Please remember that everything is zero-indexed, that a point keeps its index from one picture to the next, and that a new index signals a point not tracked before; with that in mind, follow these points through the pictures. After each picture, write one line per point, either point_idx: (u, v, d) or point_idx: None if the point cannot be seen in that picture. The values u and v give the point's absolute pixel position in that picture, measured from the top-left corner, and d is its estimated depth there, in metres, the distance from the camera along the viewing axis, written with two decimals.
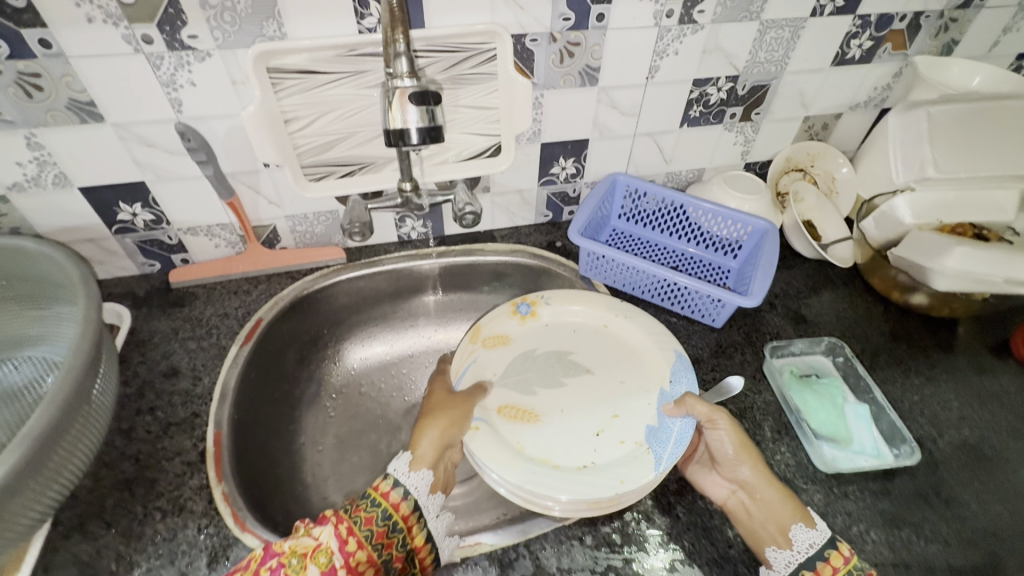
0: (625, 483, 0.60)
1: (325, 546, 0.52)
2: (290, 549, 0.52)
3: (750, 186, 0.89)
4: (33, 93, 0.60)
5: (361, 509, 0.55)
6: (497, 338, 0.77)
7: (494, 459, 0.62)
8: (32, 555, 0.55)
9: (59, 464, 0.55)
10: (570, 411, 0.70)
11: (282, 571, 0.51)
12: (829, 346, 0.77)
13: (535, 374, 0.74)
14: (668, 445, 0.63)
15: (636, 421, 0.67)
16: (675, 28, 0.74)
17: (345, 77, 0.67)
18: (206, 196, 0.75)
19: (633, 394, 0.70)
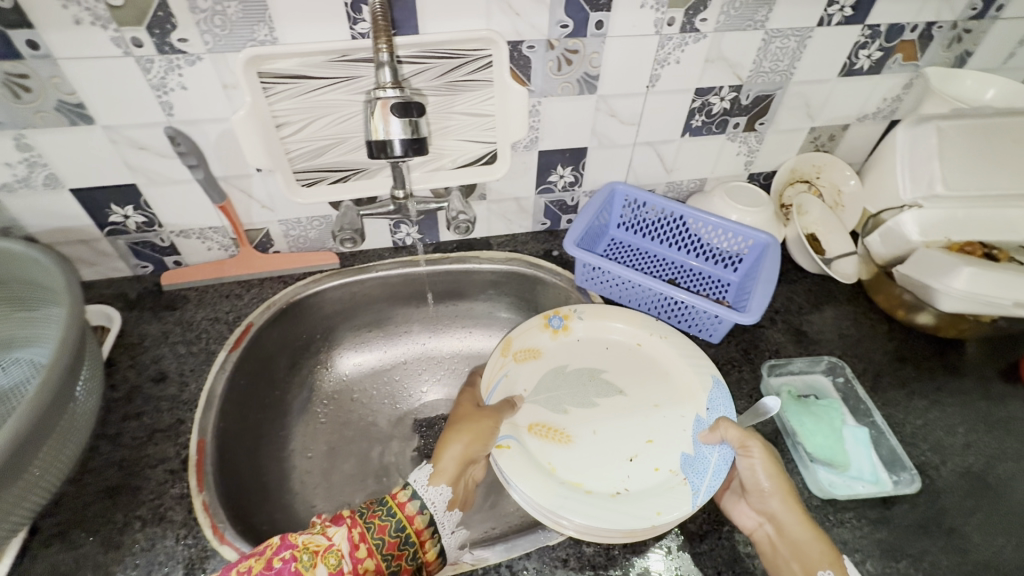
0: (661, 513, 0.59)
1: (337, 547, 0.53)
2: (302, 544, 0.52)
3: (753, 198, 0.87)
4: (23, 94, 0.60)
5: (376, 516, 0.56)
6: (527, 352, 0.74)
7: (524, 480, 0.61)
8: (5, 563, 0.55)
9: (39, 469, 0.55)
10: (602, 432, 0.68)
11: (292, 566, 0.50)
12: (830, 366, 0.75)
13: (566, 392, 0.72)
14: (705, 476, 0.61)
15: (671, 448, 0.65)
16: (677, 37, 0.72)
17: (337, 82, 0.66)
18: (198, 199, 0.75)
19: (670, 418, 0.68)
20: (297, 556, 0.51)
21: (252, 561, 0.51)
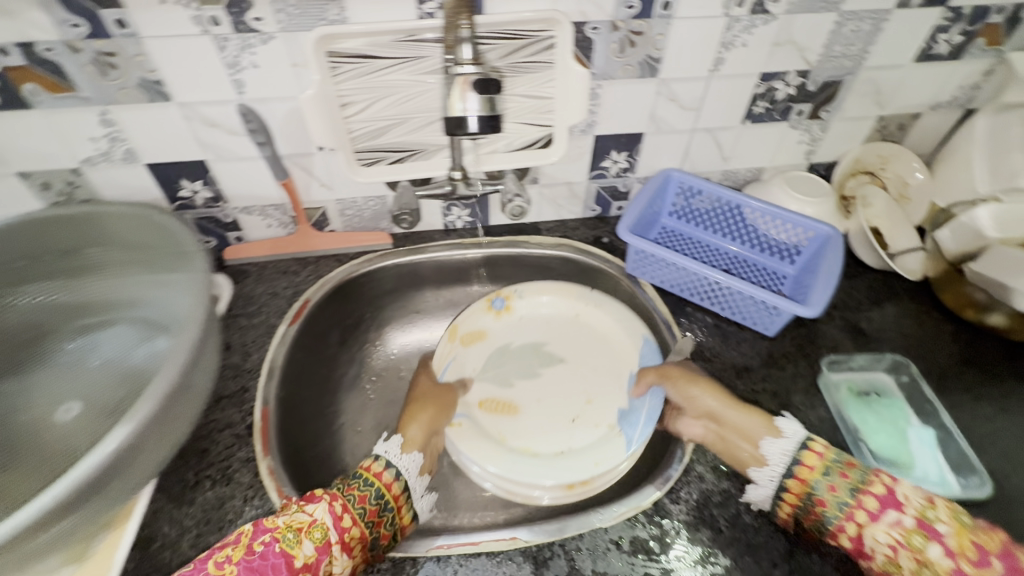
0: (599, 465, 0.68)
1: (319, 522, 0.54)
2: (283, 525, 0.54)
3: (814, 189, 0.84)
4: (109, 71, 0.62)
5: (353, 489, 0.58)
6: (473, 335, 0.82)
7: (474, 450, 0.70)
8: (141, 507, 0.59)
9: (170, 431, 0.58)
10: (545, 399, 0.77)
11: (277, 546, 0.52)
12: (893, 364, 0.72)
13: (512, 367, 0.81)
14: (637, 426, 0.71)
15: (607, 406, 0.75)
16: (746, 19, 0.70)
17: (402, 62, 0.67)
18: (262, 177, 0.77)
19: (603, 380, 0.78)
20: (280, 535, 0.53)
21: (231, 549, 0.52)
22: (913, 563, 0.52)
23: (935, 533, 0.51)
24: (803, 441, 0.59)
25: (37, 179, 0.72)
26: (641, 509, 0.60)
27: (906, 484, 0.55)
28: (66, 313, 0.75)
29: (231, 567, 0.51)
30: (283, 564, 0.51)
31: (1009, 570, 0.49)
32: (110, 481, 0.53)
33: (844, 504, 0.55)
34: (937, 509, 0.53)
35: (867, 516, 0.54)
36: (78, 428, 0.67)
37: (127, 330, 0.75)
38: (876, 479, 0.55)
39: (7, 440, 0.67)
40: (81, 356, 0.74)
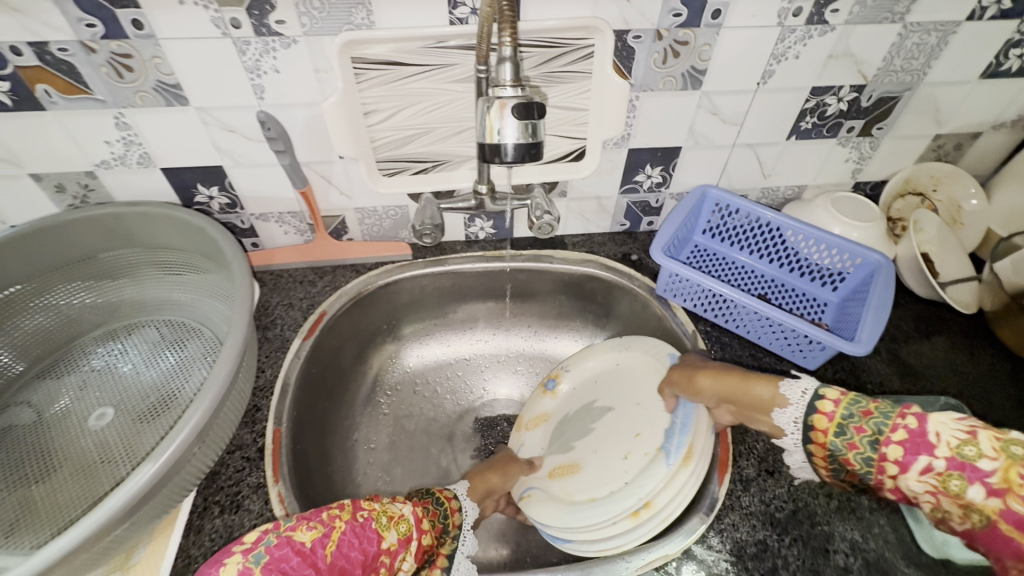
0: (648, 490, 0.62)
1: (406, 517, 0.54)
2: (379, 509, 0.54)
3: (862, 212, 0.79)
4: (124, 73, 0.59)
5: (427, 501, 0.59)
6: (535, 417, 0.80)
7: (547, 517, 0.66)
8: (183, 516, 0.57)
9: (214, 439, 0.56)
10: (602, 449, 0.72)
11: (372, 525, 0.52)
12: (945, 409, 0.65)
13: (569, 432, 0.77)
14: (678, 436, 0.65)
15: (656, 429, 0.69)
16: (801, 29, 0.65)
17: (430, 70, 0.63)
18: (280, 184, 0.74)
19: (649, 410, 0.72)
20: (376, 513, 0.53)
21: (338, 509, 0.53)
22: (956, 507, 0.46)
23: (974, 473, 0.44)
24: (811, 403, 0.55)
25: (50, 181, 0.70)
26: (669, 557, 0.57)
27: (935, 419, 0.47)
28: (97, 318, 0.73)
29: (339, 523, 0.51)
30: (375, 541, 0.51)
31: None
32: (153, 496, 0.50)
33: (870, 457, 0.50)
34: (977, 442, 0.44)
35: (897, 466, 0.48)
36: (107, 437, 0.62)
37: (157, 333, 0.71)
38: (896, 425, 0.49)
39: (31, 448, 0.62)
40: (107, 361, 0.69)
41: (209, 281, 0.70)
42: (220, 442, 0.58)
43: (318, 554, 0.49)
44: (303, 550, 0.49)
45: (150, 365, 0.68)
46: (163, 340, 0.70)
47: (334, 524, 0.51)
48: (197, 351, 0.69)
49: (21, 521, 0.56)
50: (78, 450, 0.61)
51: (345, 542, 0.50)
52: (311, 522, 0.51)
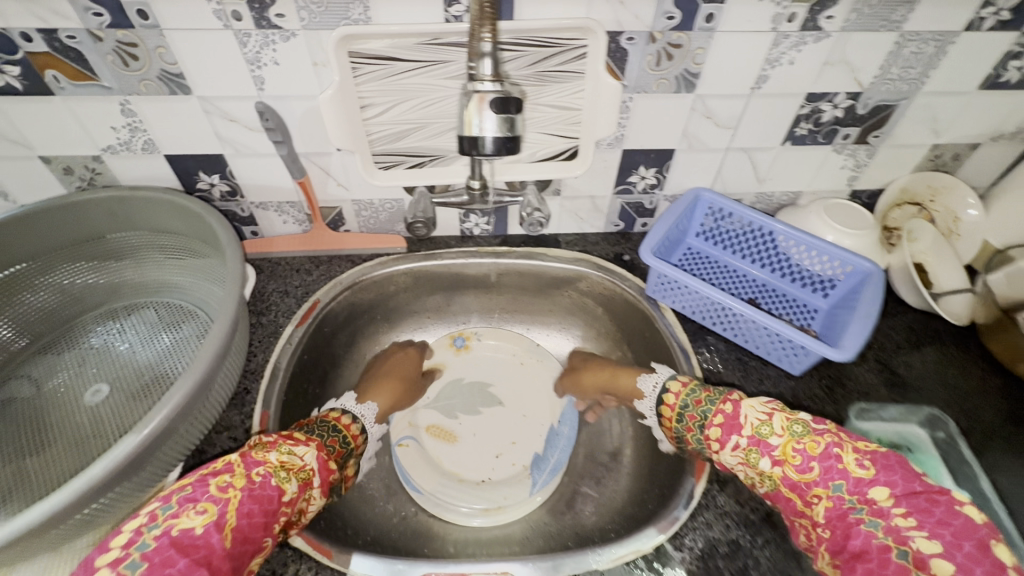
0: (507, 501, 0.74)
1: (308, 464, 0.58)
2: (275, 463, 0.55)
3: (856, 219, 0.79)
4: (130, 62, 0.62)
5: (323, 429, 0.64)
6: (433, 365, 0.87)
7: (415, 471, 0.76)
8: (169, 488, 0.59)
9: (200, 413, 0.58)
10: (482, 435, 0.81)
11: (272, 480, 0.53)
12: (929, 419, 0.66)
13: (458, 401, 0.84)
14: (544, 472, 0.77)
15: (529, 450, 0.80)
16: (795, 35, 0.65)
17: (425, 66, 0.64)
18: (280, 174, 0.76)
19: (531, 425, 0.82)
20: (275, 469, 0.54)
21: (230, 476, 0.52)
22: (754, 476, 0.57)
23: (766, 448, 0.56)
24: (660, 395, 0.68)
25: (59, 164, 0.72)
26: (642, 553, 0.57)
27: (748, 406, 0.60)
28: (100, 298, 0.75)
29: (233, 493, 0.51)
30: (276, 498, 0.53)
31: (826, 473, 0.53)
32: (136, 467, 0.51)
33: (698, 436, 0.62)
34: (771, 424, 0.57)
35: (715, 443, 0.60)
36: (102, 411, 0.65)
37: (155, 315, 0.73)
38: (717, 411, 0.61)
39: (32, 418, 0.64)
40: (105, 340, 0.71)
41: (208, 264, 0.72)
42: (206, 421, 0.60)
43: (212, 538, 0.48)
44: (194, 538, 0.47)
45: (145, 346, 0.70)
46: (160, 321, 0.72)
47: (227, 497, 0.51)
48: (192, 333, 0.71)
49: (16, 489, 0.59)
50: (74, 423, 0.64)
51: (244, 510, 0.51)
52: (197, 505, 0.49)
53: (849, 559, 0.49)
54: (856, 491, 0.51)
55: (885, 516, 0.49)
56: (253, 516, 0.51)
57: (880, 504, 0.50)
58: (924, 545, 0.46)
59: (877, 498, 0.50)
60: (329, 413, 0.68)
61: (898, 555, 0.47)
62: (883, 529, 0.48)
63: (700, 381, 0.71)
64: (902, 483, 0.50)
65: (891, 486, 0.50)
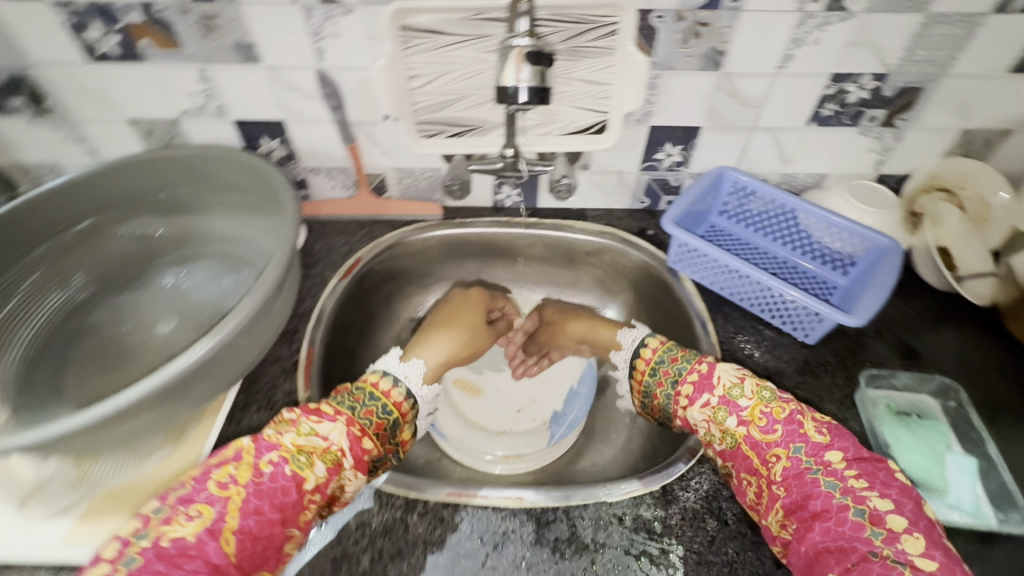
0: (525, 450, 0.79)
1: (334, 446, 0.56)
2: (291, 448, 0.55)
3: (878, 199, 0.80)
4: (211, 32, 0.70)
5: (361, 400, 0.62)
6: None
7: (441, 419, 0.82)
8: (228, 403, 0.66)
9: (255, 340, 0.64)
10: (505, 390, 0.86)
11: (287, 467, 0.53)
12: (940, 387, 0.68)
13: (484, 359, 0.89)
14: (563, 427, 0.81)
15: (548, 406, 0.84)
16: (820, 15, 0.68)
17: (468, 40, 0.70)
18: (332, 140, 0.83)
19: (552, 384, 0.86)
20: (290, 458, 0.53)
21: (234, 470, 0.52)
22: (717, 433, 0.58)
23: (735, 407, 0.58)
24: (636, 349, 0.71)
25: (143, 126, 0.82)
26: (652, 492, 0.60)
27: (721, 367, 0.62)
28: (169, 246, 0.84)
29: (235, 490, 0.51)
30: (292, 488, 0.52)
31: (788, 435, 0.55)
32: (196, 377, 0.57)
33: (670, 390, 0.64)
34: (742, 386, 0.59)
35: (687, 399, 0.62)
36: (171, 341, 0.73)
37: (218, 262, 0.82)
38: (693, 368, 0.63)
39: (115, 344, 0.74)
40: (175, 282, 0.80)
41: (268, 219, 0.80)
42: (258, 351, 0.66)
43: (207, 547, 0.47)
44: (186, 547, 0.47)
45: (209, 287, 0.79)
46: (222, 268, 0.81)
47: (228, 494, 0.50)
48: (249, 279, 0.78)
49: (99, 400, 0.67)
50: (147, 350, 0.73)
51: (247, 506, 0.50)
52: (191, 508, 0.49)
53: (805, 516, 0.51)
54: (814, 453, 0.53)
55: (841, 478, 0.51)
56: (264, 509, 0.50)
57: (834, 465, 0.52)
58: (878, 504, 0.49)
59: (832, 460, 0.52)
60: (367, 379, 0.65)
61: (854, 513, 0.49)
62: (839, 490, 0.50)
63: (715, 344, 0.75)
64: (852, 449, 0.53)
65: (845, 451, 0.53)
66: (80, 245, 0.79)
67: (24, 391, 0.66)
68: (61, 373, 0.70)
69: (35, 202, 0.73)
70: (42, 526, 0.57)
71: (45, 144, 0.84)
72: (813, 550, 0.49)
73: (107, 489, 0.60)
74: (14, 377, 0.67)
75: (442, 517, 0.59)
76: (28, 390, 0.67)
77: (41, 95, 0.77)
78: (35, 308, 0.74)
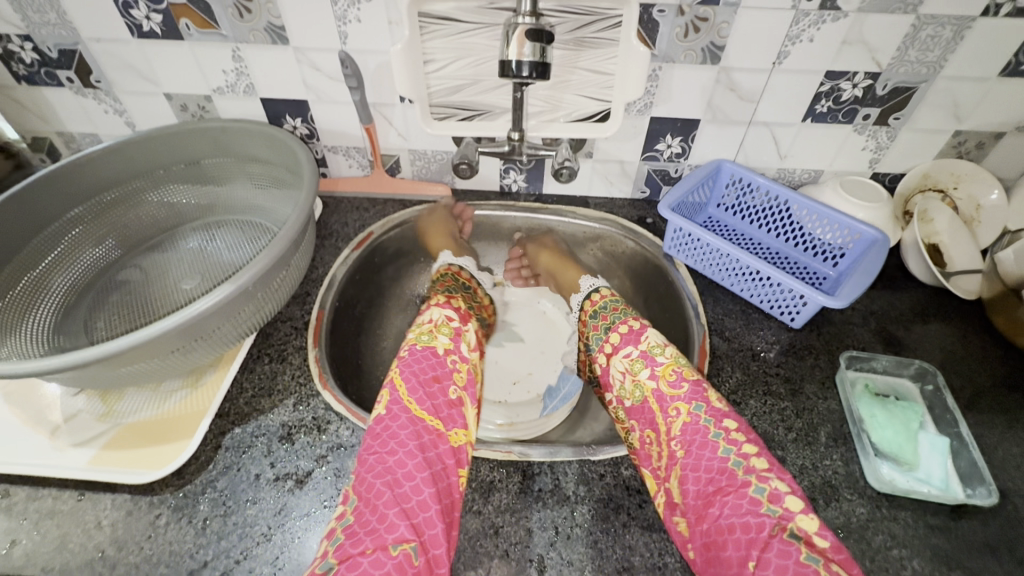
0: (519, 419, 0.83)
1: (440, 322, 0.70)
2: (416, 335, 0.68)
3: (869, 195, 0.83)
4: (245, 14, 0.76)
5: (446, 291, 0.80)
6: None
7: None
8: (242, 354, 0.71)
9: (270, 295, 0.68)
10: (502, 364, 0.90)
11: (418, 345, 0.66)
12: (918, 372, 0.70)
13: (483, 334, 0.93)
14: (555, 399, 0.85)
15: (543, 380, 0.88)
16: (814, 13, 0.72)
17: (481, 28, 0.75)
18: (351, 121, 0.89)
19: (547, 360, 0.90)
20: (417, 340, 0.66)
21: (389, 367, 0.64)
22: (631, 384, 0.65)
23: (652, 361, 0.64)
24: (587, 295, 0.80)
25: (178, 101, 0.88)
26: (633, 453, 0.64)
27: (649, 329, 0.69)
28: (196, 213, 0.90)
29: (396, 370, 0.63)
30: (431, 353, 0.65)
31: (692, 394, 0.60)
32: (215, 321, 0.61)
33: (602, 335, 0.72)
34: (662, 347, 0.66)
35: (612, 347, 0.69)
36: (193, 297, 0.78)
37: (239, 228, 0.87)
38: (625, 321, 0.72)
39: (140, 299, 0.79)
40: (199, 244, 0.86)
41: (289, 190, 0.86)
42: (274, 306, 0.71)
43: (396, 412, 0.58)
44: (383, 414, 0.58)
45: (231, 251, 0.84)
46: (243, 234, 0.86)
47: (394, 374, 0.62)
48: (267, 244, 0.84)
49: None
50: (170, 303, 0.78)
51: (410, 373, 0.62)
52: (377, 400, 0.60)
53: (708, 492, 0.53)
54: (713, 416, 0.57)
55: (737, 444, 0.55)
56: (418, 373, 0.62)
57: (733, 433, 0.56)
58: (776, 483, 0.51)
59: (732, 430, 0.56)
60: (450, 270, 0.86)
61: (754, 490, 0.51)
62: (744, 468, 0.53)
63: (704, 325, 0.78)
64: (746, 425, 0.57)
65: (742, 426, 0.57)
66: (114, 207, 0.85)
67: (62, 335, 0.73)
68: (94, 319, 0.76)
69: (77, 164, 0.80)
70: (66, 451, 0.61)
71: (89, 114, 0.91)
72: (714, 526, 0.51)
73: (129, 423, 0.64)
74: (52, 322, 0.74)
75: None
76: (64, 334, 0.74)
77: (87, 68, 0.84)
78: (72, 262, 0.81)
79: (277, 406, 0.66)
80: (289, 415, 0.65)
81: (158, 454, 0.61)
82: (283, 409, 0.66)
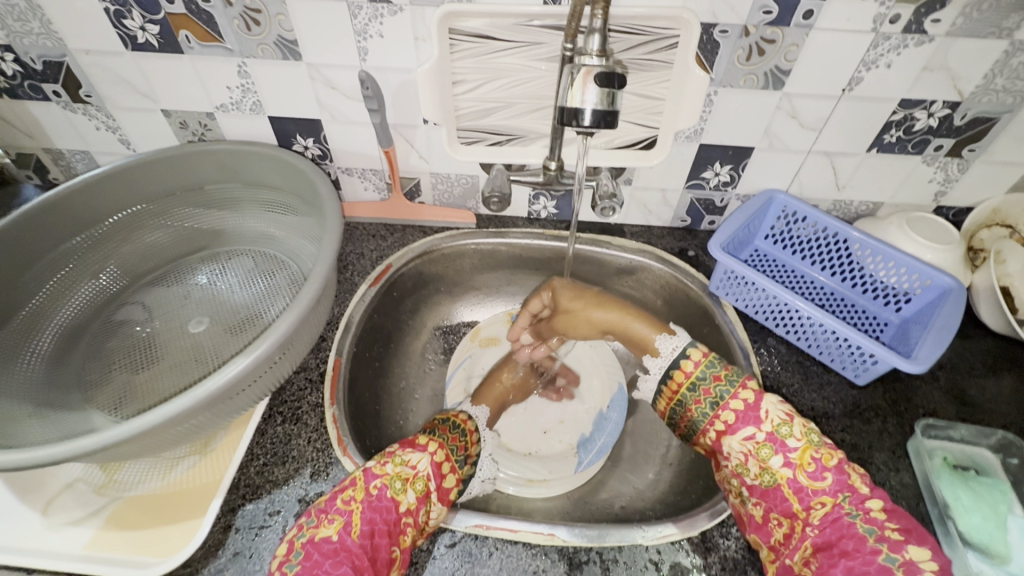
0: (553, 475, 0.77)
1: (423, 474, 0.58)
2: (391, 473, 0.57)
3: (939, 235, 0.76)
4: (253, 27, 0.67)
5: (445, 428, 0.67)
6: (490, 339, 0.91)
7: None
8: (259, 414, 0.65)
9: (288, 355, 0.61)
10: (532, 410, 0.84)
11: (387, 491, 0.55)
12: (1000, 443, 0.64)
13: None
14: (590, 452, 0.79)
15: (576, 429, 0.82)
16: (896, 37, 0.63)
17: (518, 46, 0.67)
18: (368, 142, 0.81)
19: (580, 407, 0.84)
20: (390, 480, 0.56)
21: (352, 490, 0.55)
22: (759, 468, 0.58)
23: (782, 446, 0.58)
24: (676, 359, 0.68)
25: (177, 118, 0.80)
26: (689, 537, 0.58)
27: (768, 401, 0.61)
28: (201, 241, 0.82)
29: (356, 504, 0.54)
30: (394, 508, 0.54)
31: (836, 484, 0.55)
32: (234, 392, 0.55)
33: (706, 412, 0.64)
34: (790, 426, 0.58)
35: (727, 427, 0.61)
36: (202, 342, 0.71)
37: (252, 262, 0.79)
38: (735, 395, 0.62)
39: (146, 342, 0.72)
40: (209, 279, 0.78)
41: (303, 220, 0.78)
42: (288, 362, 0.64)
43: (348, 543, 0.51)
44: (331, 544, 0.51)
45: (243, 287, 0.77)
46: (257, 267, 0.79)
47: (351, 508, 0.54)
48: (283, 282, 0.77)
49: (129, 398, 0.66)
50: (175, 351, 0.71)
51: (366, 520, 0.53)
52: (329, 515, 0.53)
53: (832, 554, 0.52)
54: (856, 503, 0.54)
55: (876, 524, 0.52)
56: (373, 522, 0.53)
57: (874, 513, 0.53)
58: (912, 551, 0.50)
59: (873, 510, 0.53)
60: (450, 414, 0.70)
61: (885, 558, 0.50)
62: (875, 535, 0.51)
63: (758, 380, 0.71)
64: (889, 499, 0.55)
65: (883, 500, 0.54)
66: (113, 238, 0.78)
67: (54, 389, 0.66)
68: (93, 369, 0.69)
69: (66, 196, 0.71)
70: (66, 533, 0.56)
71: (79, 131, 0.82)
72: None
73: (132, 497, 0.59)
74: (45, 374, 0.67)
75: (472, 551, 0.56)
76: (59, 387, 0.67)
77: (76, 82, 0.75)
78: (66, 302, 0.73)
79: (291, 480, 0.60)
80: (306, 491, 0.59)
81: (172, 537, 0.56)
82: (299, 483, 0.60)
